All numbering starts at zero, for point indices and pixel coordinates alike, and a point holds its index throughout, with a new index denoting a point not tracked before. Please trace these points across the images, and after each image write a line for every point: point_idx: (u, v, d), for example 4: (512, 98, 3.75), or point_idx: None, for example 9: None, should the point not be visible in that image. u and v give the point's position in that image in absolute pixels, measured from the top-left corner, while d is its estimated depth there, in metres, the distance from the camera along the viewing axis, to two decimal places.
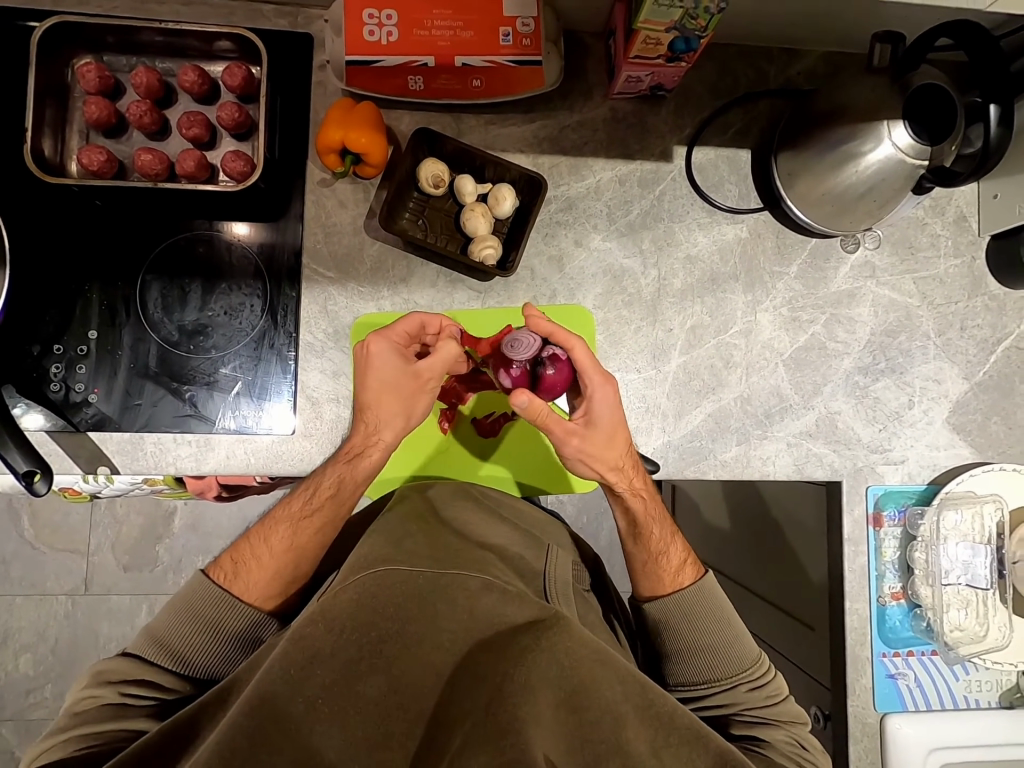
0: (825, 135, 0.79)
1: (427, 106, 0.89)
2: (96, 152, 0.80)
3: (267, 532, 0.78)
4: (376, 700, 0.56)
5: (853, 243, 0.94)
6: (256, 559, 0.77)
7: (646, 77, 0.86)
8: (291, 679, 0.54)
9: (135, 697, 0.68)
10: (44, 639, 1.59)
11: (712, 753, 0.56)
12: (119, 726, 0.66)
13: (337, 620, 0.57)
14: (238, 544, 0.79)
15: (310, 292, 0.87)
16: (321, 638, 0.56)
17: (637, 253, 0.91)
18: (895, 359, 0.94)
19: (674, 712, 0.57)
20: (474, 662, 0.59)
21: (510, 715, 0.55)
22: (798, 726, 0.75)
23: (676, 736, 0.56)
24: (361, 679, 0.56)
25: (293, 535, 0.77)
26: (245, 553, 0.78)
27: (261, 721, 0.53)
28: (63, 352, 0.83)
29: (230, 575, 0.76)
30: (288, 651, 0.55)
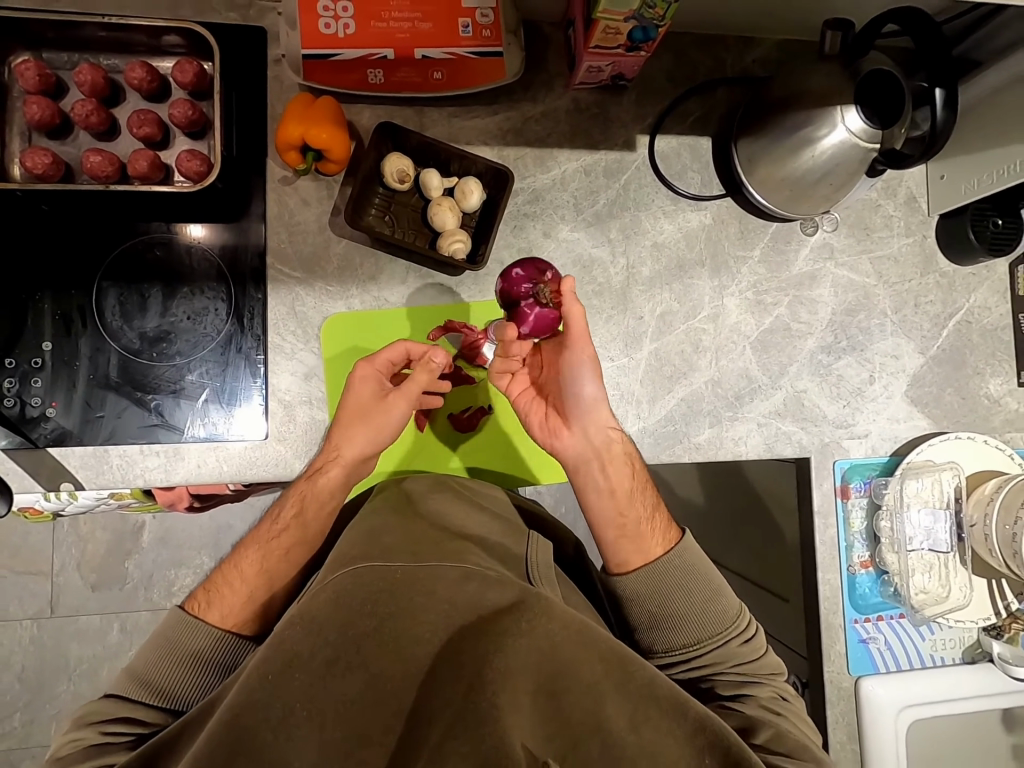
0: (782, 121, 0.81)
1: (388, 100, 0.87)
2: (40, 155, 0.76)
3: (238, 559, 0.77)
4: (355, 700, 0.56)
5: (812, 226, 0.97)
6: (228, 584, 0.75)
7: (607, 67, 0.87)
8: (271, 686, 0.55)
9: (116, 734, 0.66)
10: (9, 667, 1.52)
11: (691, 720, 0.58)
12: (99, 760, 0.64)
13: (313, 621, 0.57)
14: (212, 574, 0.78)
15: (276, 294, 0.85)
16: (300, 644, 0.56)
17: (605, 242, 0.92)
18: (855, 337, 0.97)
19: (655, 683, 0.58)
20: (453, 651, 0.58)
21: (488, 703, 0.56)
22: (776, 678, 0.78)
23: (657, 707, 0.58)
24: (342, 678, 0.56)
25: (262, 559, 0.76)
26: (218, 580, 0.77)
27: (239, 733, 0.54)
28: (16, 365, 0.79)
29: (204, 603, 0.75)
30: (266, 658, 0.55)
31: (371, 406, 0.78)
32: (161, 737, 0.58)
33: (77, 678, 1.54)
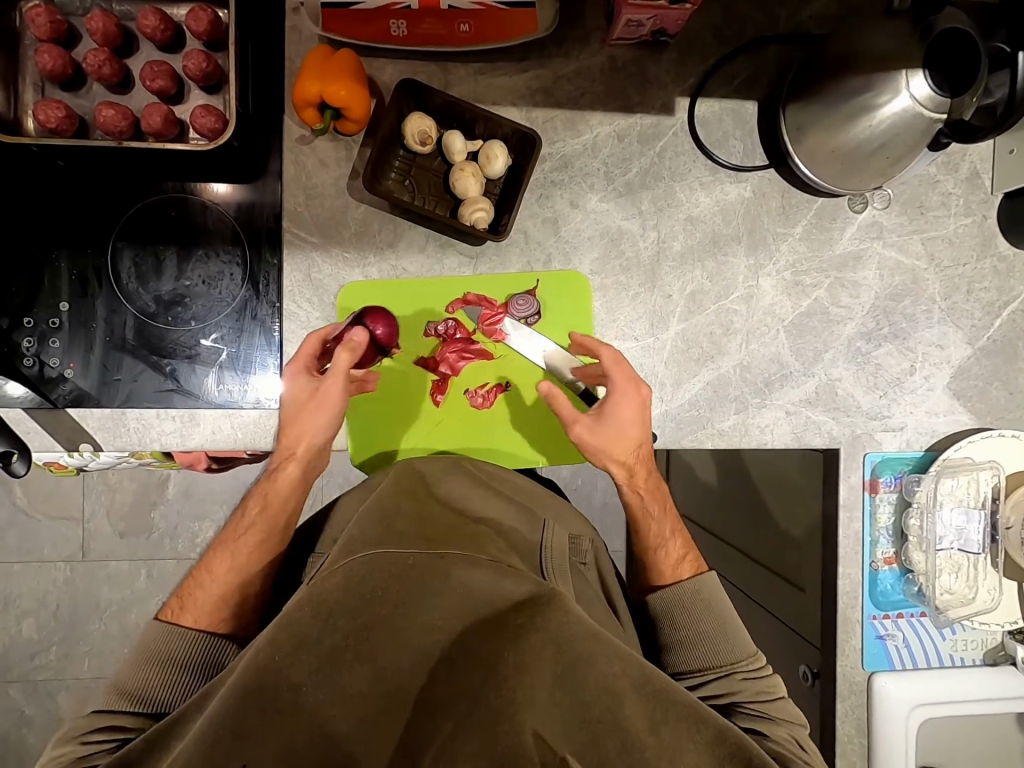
0: (839, 85, 0.74)
1: (411, 55, 0.82)
2: (53, 108, 0.74)
3: (207, 561, 0.77)
4: (362, 690, 0.58)
5: (861, 202, 0.90)
6: (199, 588, 0.75)
7: (647, 21, 0.80)
8: (279, 669, 0.54)
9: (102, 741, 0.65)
10: (45, 605, 1.60)
11: (712, 730, 0.55)
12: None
13: (322, 606, 0.57)
14: (183, 585, 0.77)
15: (292, 259, 0.82)
16: (309, 628, 0.56)
17: (635, 214, 0.87)
18: (899, 324, 0.91)
19: (671, 688, 0.56)
20: (464, 646, 0.61)
21: (498, 697, 0.59)
22: (796, 726, 0.74)
23: (675, 711, 0.56)
24: (349, 667, 0.57)
25: (232, 559, 0.76)
26: (189, 587, 0.76)
27: (245, 711, 0.52)
28: (34, 325, 0.79)
29: (178, 610, 0.75)
30: (275, 637, 0.54)
31: (308, 402, 0.77)
32: (163, 725, 0.57)
33: (108, 619, 1.61)
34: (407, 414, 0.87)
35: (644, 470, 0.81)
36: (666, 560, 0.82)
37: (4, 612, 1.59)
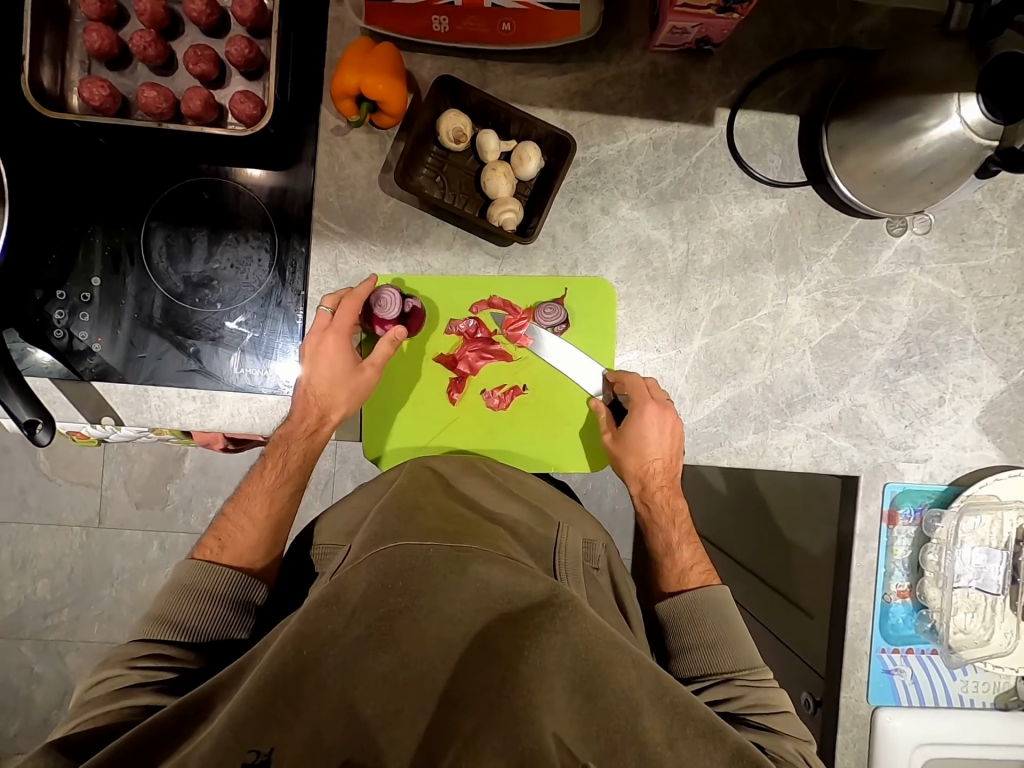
0: (886, 105, 0.72)
1: (451, 51, 0.82)
2: (98, 86, 0.75)
3: (244, 503, 0.81)
4: (385, 678, 0.59)
5: (900, 226, 0.87)
6: (239, 528, 0.80)
7: (692, 29, 0.78)
8: (306, 660, 0.55)
9: (147, 668, 0.68)
10: (61, 566, 1.65)
11: (729, 749, 0.54)
12: (126, 702, 0.64)
13: (351, 603, 0.59)
14: (218, 525, 0.81)
15: (319, 248, 0.82)
16: (335, 623, 0.57)
17: (666, 224, 0.86)
18: (930, 353, 0.89)
19: (689, 702, 0.56)
20: (483, 639, 0.61)
21: (522, 701, 0.57)
22: (805, 743, 0.73)
23: (692, 727, 0.55)
24: (372, 657, 0.59)
25: (269, 502, 0.81)
26: (225, 528, 0.80)
27: (271, 700, 0.53)
28: (66, 297, 0.81)
29: (215, 549, 0.79)
30: (301, 630, 0.56)
31: (339, 376, 0.79)
32: (196, 693, 0.56)
33: (119, 586, 1.65)
34: (424, 410, 0.87)
35: (666, 488, 0.86)
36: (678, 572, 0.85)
37: (21, 570, 1.64)
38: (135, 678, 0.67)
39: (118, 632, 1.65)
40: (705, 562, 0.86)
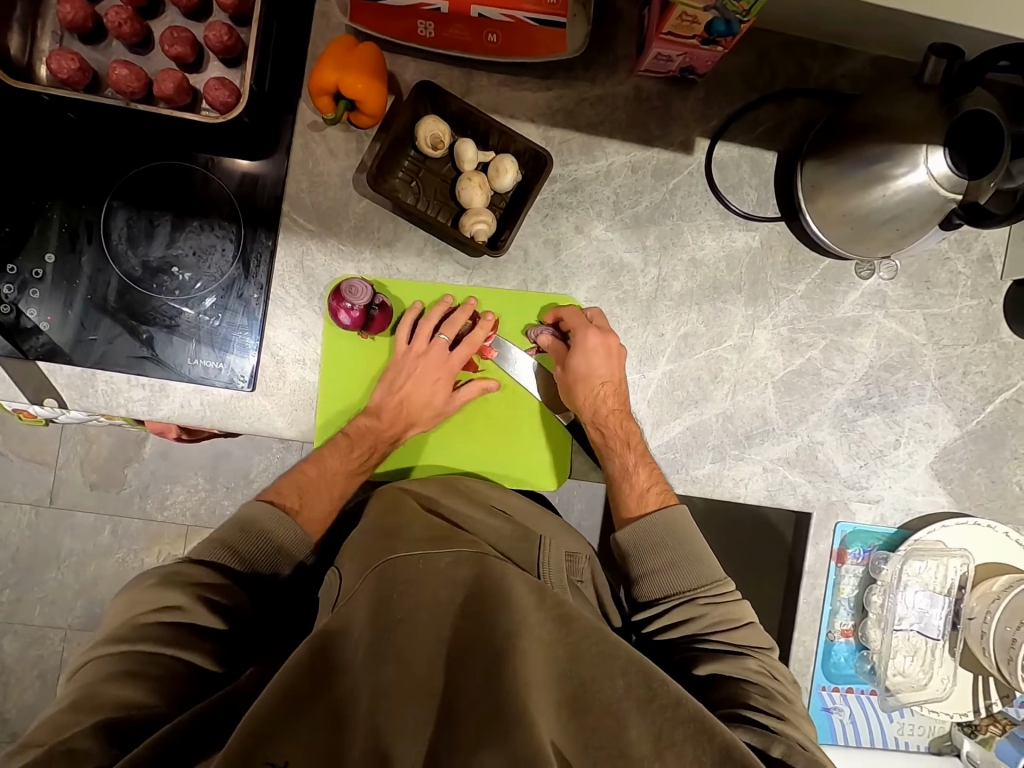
0: (858, 150, 0.73)
1: (436, 57, 0.81)
2: (67, 59, 0.73)
3: (318, 457, 0.82)
4: (383, 700, 0.56)
5: (867, 269, 0.89)
6: (319, 493, 0.83)
7: (677, 58, 0.79)
8: (308, 683, 0.55)
9: (202, 605, 0.70)
10: (5, 545, 1.59)
11: (717, 749, 0.58)
12: (173, 653, 0.66)
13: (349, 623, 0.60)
14: (300, 481, 0.82)
15: (286, 243, 0.81)
16: (333, 642, 0.58)
17: (639, 248, 0.86)
18: (889, 396, 0.90)
19: (677, 702, 0.60)
20: (475, 642, 0.59)
21: (517, 711, 0.55)
22: (767, 656, 0.79)
23: (680, 732, 0.59)
24: (372, 680, 0.56)
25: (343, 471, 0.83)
26: (308, 486, 0.82)
27: (271, 728, 0.52)
28: (16, 272, 0.78)
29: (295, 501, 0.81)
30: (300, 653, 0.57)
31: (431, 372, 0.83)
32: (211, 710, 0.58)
33: (66, 569, 1.59)
34: None
35: (616, 412, 0.84)
36: (636, 497, 0.85)
37: None
38: (186, 613, 0.69)
39: (61, 617, 1.59)
40: (662, 481, 0.86)
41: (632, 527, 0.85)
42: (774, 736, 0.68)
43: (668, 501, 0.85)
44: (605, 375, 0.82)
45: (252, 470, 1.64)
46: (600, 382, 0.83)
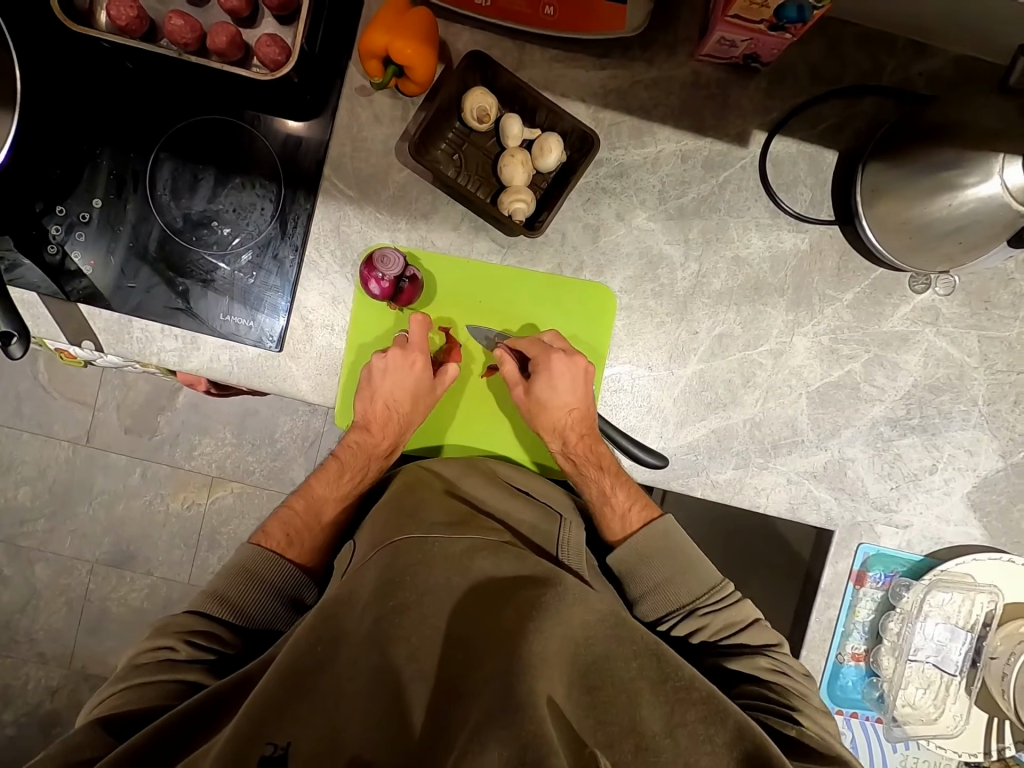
0: (927, 154, 0.68)
1: (490, 27, 0.79)
2: (126, 6, 0.73)
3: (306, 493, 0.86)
4: (393, 673, 0.57)
5: (923, 283, 0.84)
6: (308, 529, 0.84)
7: (742, 43, 0.75)
8: (320, 655, 0.57)
9: (193, 647, 0.70)
10: (43, 476, 1.66)
11: (729, 729, 0.57)
12: (171, 677, 0.68)
13: (360, 599, 0.62)
14: (287, 519, 0.83)
15: (324, 207, 0.81)
16: (344, 619, 0.60)
17: (681, 241, 0.83)
18: (931, 418, 0.85)
19: (690, 685, 0.59)
20: (482, 617, 0.60)
21: (525, 686, 0.54)
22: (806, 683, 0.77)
23: (693, 712, 0.58)
24: (381, 653, 0.58)
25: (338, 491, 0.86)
26: (296, 526, 0.83)
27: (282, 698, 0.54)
28: (65, 214, 0.80)
29: (283, 543, 0.81)
30: (315, 628, 0.59)
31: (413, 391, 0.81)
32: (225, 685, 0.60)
33: (96, 505, 1.66)
34: None
35: (586, 438, 0.82)
36: (624, 520, 0.85)
37: (4, 473, 1.66)
38: (182, 654, 0.70)
39: (89, 550, 1.67)
40: (642, 500, 0.85)
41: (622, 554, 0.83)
42: (788, 723, 0.69)
43: (652, 516, 0.85)
44: (563, 401, 0.79)
45: (277, 429, 1.67)
46: (563, 412, 0.80)
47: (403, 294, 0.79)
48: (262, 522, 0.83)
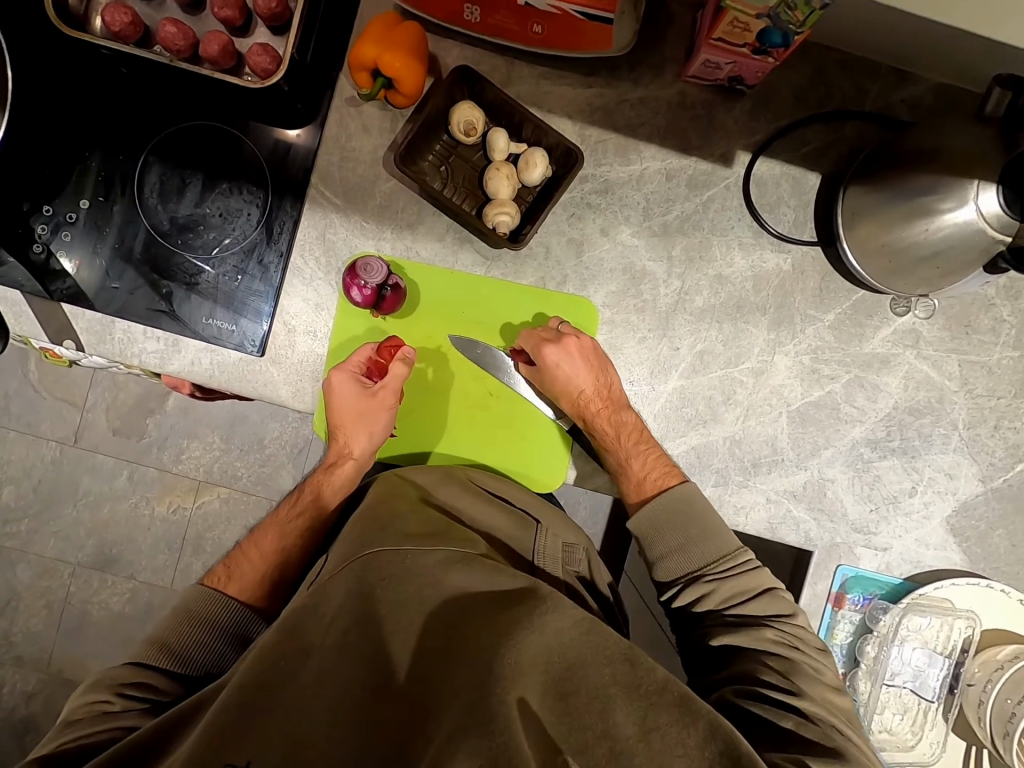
0: (904, 178, 0.69)
1: (480, 43, 0.80)
2: (121, 13, 0.74)
3: (256, 536, 0.86)
4: (360, 688, 0.56)
5: (904, 305, 0.84)
6: (247, 563, 0.84)
7: (726, 66, 0.77)
8: (284, 670, 0.57)
9: (128, 698, 0.70)
10: (28, 476, 1.65)
11: (701, 726, 0.54)
12: (108, 727, 0.67)
13: (326, 616, 0.61)
14: (233, 557, 0.85)
15: (310, 214, 0.82)
16: (312, 634, 0.60)
17: (664, 258, 0.83)
18: (911, 440, 0.85)
19: (663, 687, 0.56)
20: (452, 632, 0.60)
21: (495, 701, 0.53)
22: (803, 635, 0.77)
23: (665, 715, 0.55)
24: (346, 669, 0.57)
25: (278, 534, 0.85)
26: (239, 562, 0.84)
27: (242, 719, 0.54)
28: (51, 214, 0.81)
29: (224, 578, 0.83)
30: (277, 642, 0.58)
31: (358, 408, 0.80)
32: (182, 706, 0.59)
33: (80, 507, 1.65)
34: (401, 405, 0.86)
35: (602, 412, 0.82)
36: (649, 484, 0.82)
37: None
38: (116, 706, 0.69)
39: (71, 553, 1.65)
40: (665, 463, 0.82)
41: (641, 519, 0.82)
42: (787, 714, 0.68)
43: (673, 479, 0.81)
44: (574, 377, 0.80)
45: (266, 435, 1.67)
46: (575, 394, 0.81)
47: (386, 301, 0.80)
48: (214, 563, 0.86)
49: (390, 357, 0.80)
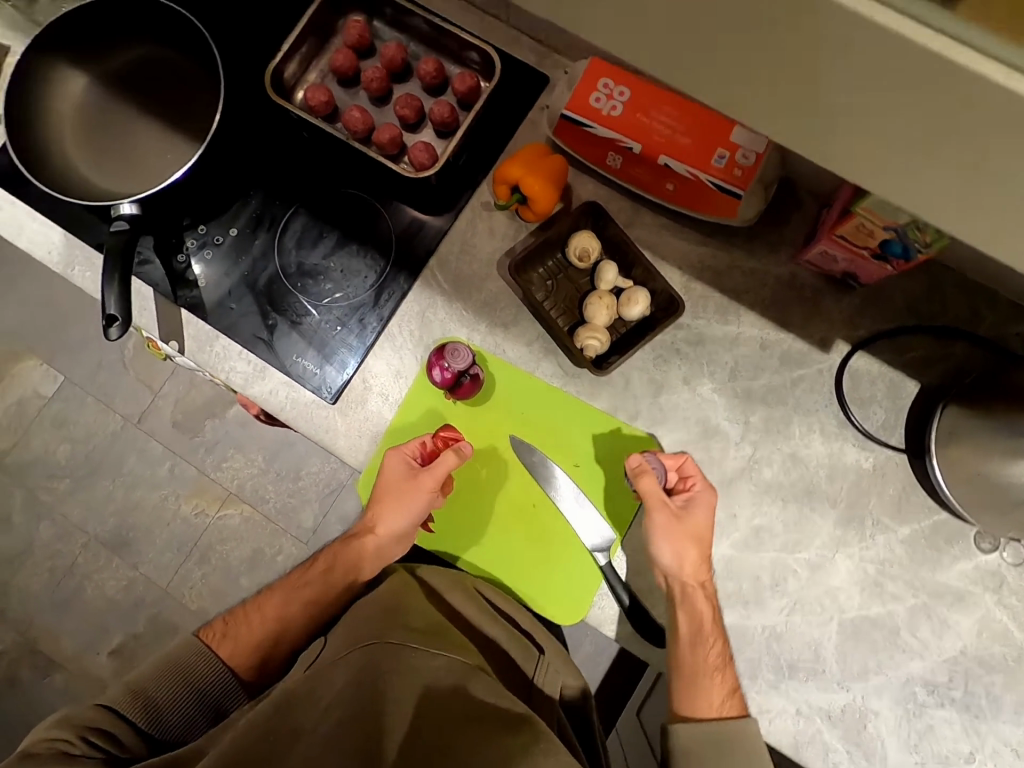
0: (1011, 417, 0.66)
1: (615, 185, 0.87)
2: (321, 94, 0.87)
3: (263, 599, 0.82)
4: None
5: (990, 543, 0.78)
6: (245, 624, 0.79)
7: (842, 261, 0.79)
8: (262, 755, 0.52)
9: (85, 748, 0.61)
10: (86, 441, 1.75)
11: None
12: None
13: (322, 701, 0.58)
14: (235, 614, 0.80)
15: (418, 292, 0.88)
16: (302, 717, 0.56)
17: (741, 422, 0.82)
18: (976, 697, 0.75)
19: None
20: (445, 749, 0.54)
21: None
22: None
23: None
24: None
25: (286, 599, 0.81)
26: (237, 622, 0.79)
27: None
28: (204, 233, 0.91)
29: (217, 636, 0.78)
30: (262, 722, 0.55)
31: (399, 484, 0.80)
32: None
33: (118, 483, 1.72)
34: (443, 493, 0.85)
35: (693, 587, 0.75)
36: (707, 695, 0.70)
37: (56, 428, 1.76)
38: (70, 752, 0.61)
39: (94, 524, 1.71)
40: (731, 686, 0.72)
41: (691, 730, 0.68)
42: None
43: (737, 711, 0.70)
44: (671, 533, 0.74)
45: (304, 469, 1.69)
46: (671, 555, 0.74)
47: (461, 386, 0.82)
48: (214, 616, 0.81)
49: (443, 446, 0.82)
